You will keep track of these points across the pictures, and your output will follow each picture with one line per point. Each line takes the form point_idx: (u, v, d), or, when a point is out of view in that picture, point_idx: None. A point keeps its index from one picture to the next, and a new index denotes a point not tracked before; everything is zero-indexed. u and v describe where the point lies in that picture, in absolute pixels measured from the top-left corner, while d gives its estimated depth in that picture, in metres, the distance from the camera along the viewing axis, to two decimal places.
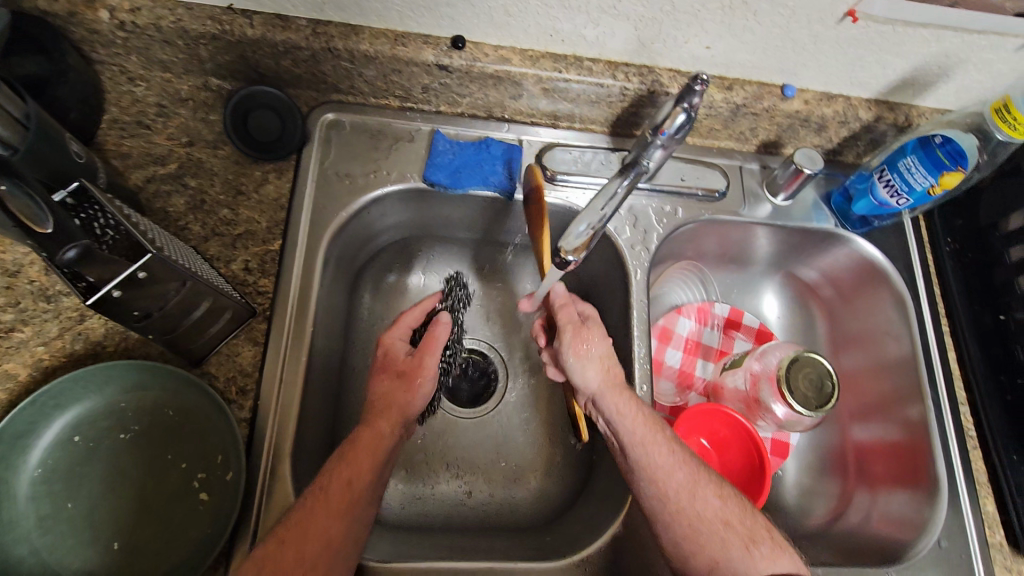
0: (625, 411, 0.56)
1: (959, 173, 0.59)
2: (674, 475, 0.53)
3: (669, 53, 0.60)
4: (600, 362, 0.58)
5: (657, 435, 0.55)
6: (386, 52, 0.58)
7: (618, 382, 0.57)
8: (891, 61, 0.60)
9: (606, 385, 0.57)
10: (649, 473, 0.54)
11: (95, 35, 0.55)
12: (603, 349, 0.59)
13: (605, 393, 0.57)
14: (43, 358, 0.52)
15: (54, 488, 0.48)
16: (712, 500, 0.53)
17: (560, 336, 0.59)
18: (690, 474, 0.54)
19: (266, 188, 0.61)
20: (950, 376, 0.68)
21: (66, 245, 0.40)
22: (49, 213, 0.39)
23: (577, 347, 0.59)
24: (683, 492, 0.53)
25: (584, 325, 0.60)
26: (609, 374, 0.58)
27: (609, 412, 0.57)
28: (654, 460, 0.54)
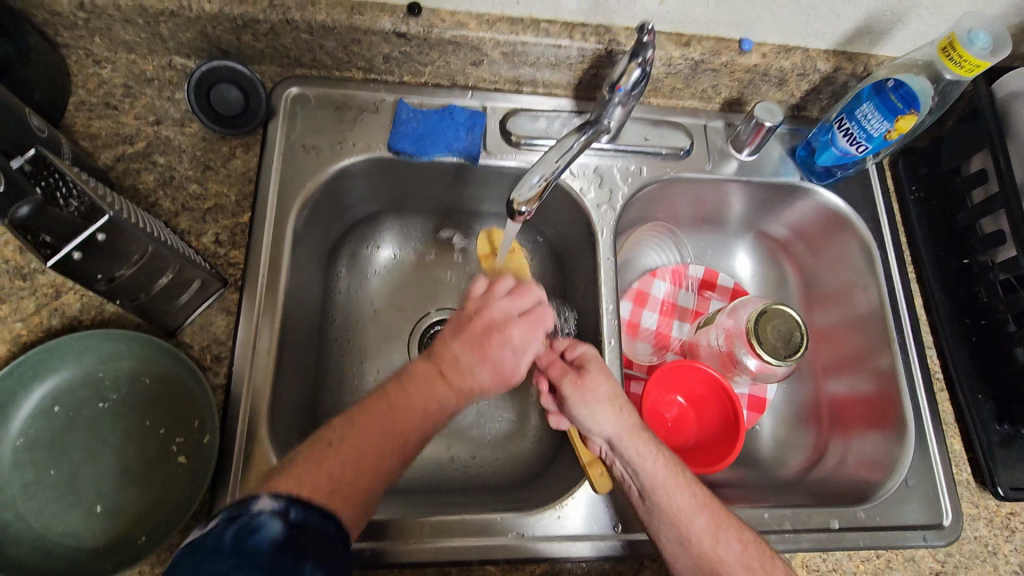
0: (646, 455, 0.52)
1: (913, 116, 0.60)
2: (696, 522, 0.51)
3: (623, 10, 0.61)
4: (609, 406, 0.54)
5: (674, 479, 0.52)
6: (343, 21, 0.59)
7: (635, 422, 0.54)
8: (843, 9, 0.61)
9: (617, 428, 0.53)
10: (670, 518, 0.51)
11: (58, 17, 0.57)
12: (610, 390, 0.55)
13: (619, 439, 0.53)
14: (21, 333, 0.54)
15: (37, 456, 0.50)
16: (734, 544, 0.50)
17: (563, 387, 0.55)
18: (713, 517, 0.51)
19: (234, 162, 0.62)
20: (916, 322, 0.69)
21: (18, 203, 0.40)
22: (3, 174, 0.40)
23: (581, 392, 0.55)
24: (705, 539, 0.50)
25: (585, 368, 0.56)
26: (620, 417, 0.54)
27: (623, 457, 0.53)
28: (673, 507, 0.51)
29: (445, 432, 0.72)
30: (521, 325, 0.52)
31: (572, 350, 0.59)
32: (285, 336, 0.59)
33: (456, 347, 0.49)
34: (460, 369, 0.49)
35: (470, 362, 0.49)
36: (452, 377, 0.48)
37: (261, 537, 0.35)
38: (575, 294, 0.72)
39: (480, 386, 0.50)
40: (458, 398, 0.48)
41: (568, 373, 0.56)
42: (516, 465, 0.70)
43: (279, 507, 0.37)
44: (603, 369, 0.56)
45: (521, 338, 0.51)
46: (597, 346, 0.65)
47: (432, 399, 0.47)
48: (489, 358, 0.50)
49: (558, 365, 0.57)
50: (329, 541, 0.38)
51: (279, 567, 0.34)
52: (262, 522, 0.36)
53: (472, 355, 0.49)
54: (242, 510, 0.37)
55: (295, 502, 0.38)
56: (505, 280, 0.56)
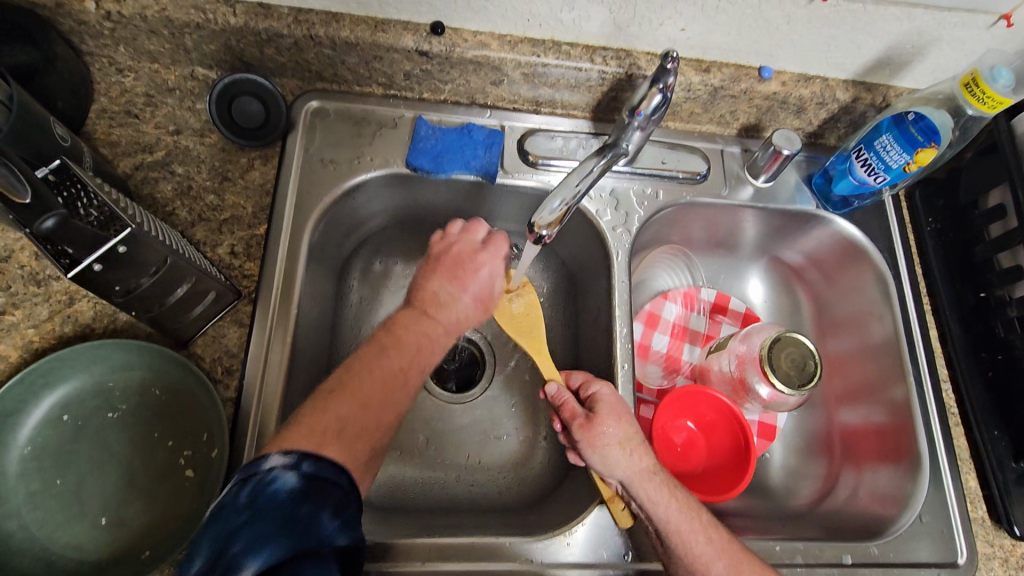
0: (657, 500, 0.53)
1: (933, 149, 0.59)
2: (713, 568, 0.50)
3: (645, 36, 0.61)
4: (619, 449, 0.55)
5: (691, 524, 0.52)
6: (367, 38, 0.59)
7: (647, 466, 0.54)
8: (865, 41, 0.61)
9: (629, 472, 0.54)
10: (687, 565, 0.51)
11: (84, 26, 0.57)
12: (620, 433, 0.55)
13: (631, 483, 0.54)
14: (34, 339, 0.53)
15: (43, 465, 0.49)
16: None
17: (573, 431, 0.57)
18: (730, 564, 0.51)
19: (252, 174, 0.62)
20: (932, 355, 0.68)
21: (44, 215, 0.40)
22: (28, 186, 0.39)
23: (591, 437, 0.56)
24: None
25: (595, 412, 0.57)
26: (631, 459, 0.54)
27: (637, 500, 0.54)
28: (690, 554, 0.51)
29: (452, 451, 0.71)
30: (486, 252, 0.58)
31: (585, 391, 0.60)
32: (297, 350, 0.59)
33: (434, 283, 0.55)
34: (439, 300, 0.54)
35: (450, 296, 0.55)
36: (438, 313, 0.54)
37: (277, 490, 0.37)
38: (587, 315, 0.72)
39: (463, 315, 0.55)
40: (449, 333, 0.54)
41: (578, 416, 0.57)
42: (523, 486, 0.69)
43: (290, 462, 0.39)
44: (615, 409, 0.57)
45: (491, 265, 0.58)
46: (609, 369, 0.64)
47: (423, 332, 0.52)
48: (466, 287, 0.56)
49: (569, 408, 0.58)
50: (345, 493, 0.40)
51: (294, 517, 0.36)
52: (276, 477, 0.37)
53: (450, 287, 0.55)
54: (254, 469, 0.38)
55: (308, 456, 0.39)
56: (480, 225, 0.60)
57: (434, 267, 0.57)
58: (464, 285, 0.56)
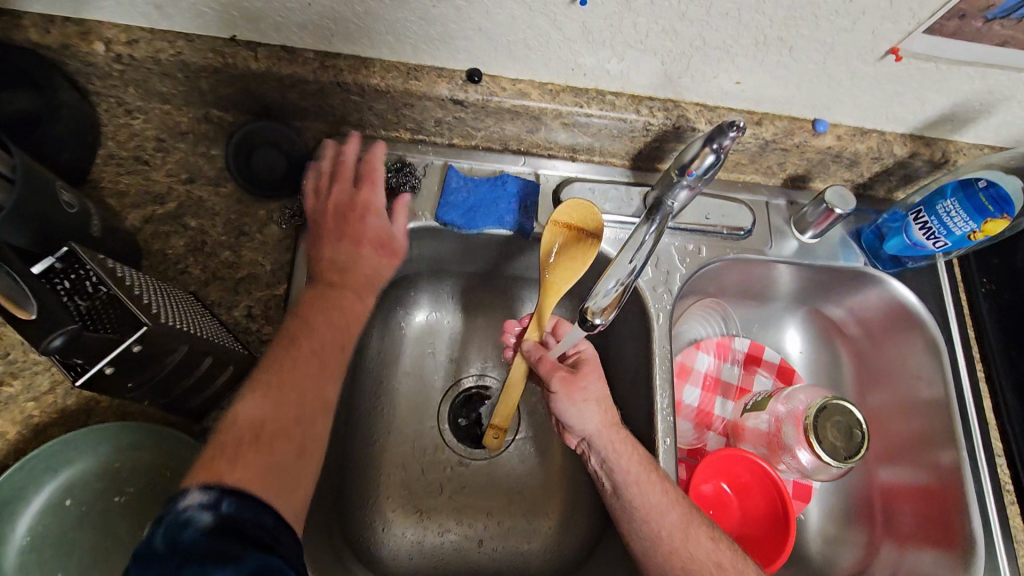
0: (620, 452, 0.54)
1: (1003, 220, 0.56)
2: (667, 517, 0.52)
3: (697, 87, 0.57)
4: (595, 406, 0.55)
5: (648, 475, 0.53)
6: (398, 86, 0.55)
7: (616, 423, 0.55)
8: (932, 97, 0.57)
9: (599, 427, 0.54)
10: (642, 515, 0.52)
11: (91, 68, 0.52)
12: (598, 391, 0.55)
13: (598, 435, 0.54)
14: (34, 414, 0.49)
15: (44, 558, 0.46)
16: (704, 541, 0.51)
17: (552, 386, 0.55)
18: (683, 514, 0.52)
19: (270, 228, 0.58)
20: (985, 426, 0.65)
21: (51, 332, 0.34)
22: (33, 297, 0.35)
23: (571, 391, 0.55)
24: (675, 534, 0.51)
25: (579, 368, 0.56)
26: (602, 416, 0.55)
27: (600, 452, 0.54)
28: (645, 503, 0.52)
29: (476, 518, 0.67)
30: (373, 188, 0.56)
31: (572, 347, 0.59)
32: None
33: (322, 249, 0.53)
34: (348, 267, 0.53)
35: (357, 255, 0.53)
36: (346, 280, 0.52)
37: (192, 534, 0.34)
38: (622, 375, 0.68)
39: (372, 272, 0.54)
40: (360, 293, 0.52)
41: (560, 369, 0.56)
42: (551, 555, 0.65)
43: (209, 500, 0.36)
44: (595, 369, 0.57)
45: (382, 206, 0.56)
46: (648, 440, 0.61)
47: (331, 307, 0.50)
48: (363, 242, 0.54)
49: (553, 360, 0.56)
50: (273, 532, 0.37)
51: (223, 548, 0.33)
52: (191, 518, 0.34)
53: (343, 248, 0.53)
54: (168, 509, 0.35)
55: (229, 494, 0.37)
56: (352, 145, 0.56)
57: (322, 230, 0.54)
58: (363, 242, 0.54)
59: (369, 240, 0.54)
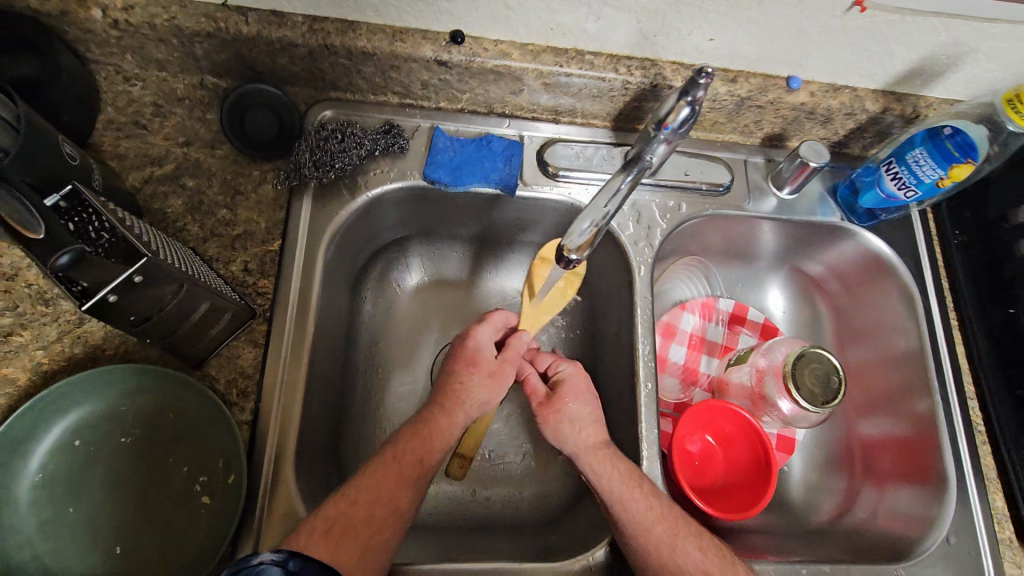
0: (601, 472, 0.54)
1: (969, 164, 0.58)
2: (653, 533, 0.51)
3: (672, 46, 0.59)
4: (571, 426, 0.57)
5: (631, 491, 0.53)
6: (384, 48, 0.57)
7: (596, 443, 0.56)
8: (899, 51, 0.59)
9: (577, 447, 0.56)
10: (629, 532, 0.52)
11: (89, 34, 0.55)
12: (575, 412, 0.58)
13: (577, 456, 0.56)
14: (43, 361, 0.52)
15: (56, 494, 0.48)
16: (693, 552, 0.51)
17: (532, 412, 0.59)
18: (670, 528, 0.52)
19: (264, 187, 0.60)
20: (958, 371, 0.68)
21: (60, 251, 0.37)
22: (42, 220, 0.37)
23: (547, 413, 0.58)
24: (662, 549, 0.51)
25: (557, 391, 0.59)
26: (580, 436, 0.56)
27: (584, 473, 0.55)
28: (630, 519, 0.52)
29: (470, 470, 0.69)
30: (487, 327, 0.60)
31: (551, 371, 0.62)
32: (313, 371, 0.58)
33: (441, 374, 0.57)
34: (451, 386, 0.55)
35: (465, 381, 0.55)
36: (447, 398, 0.54)
37: None
38: (608, 330, 0.70)
39: (473, 393, 0.55)
40: (456, 413, 0.54)
41: (538, 394, 0.59)
42: (542, 502, 0.68)
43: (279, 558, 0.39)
44: (575, 390, 0.59)
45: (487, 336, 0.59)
46: (630, 387, 0.63)
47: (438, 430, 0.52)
48: (479, 366, 0.56)
49: (531, 384, 0.60)
50: None
51: None
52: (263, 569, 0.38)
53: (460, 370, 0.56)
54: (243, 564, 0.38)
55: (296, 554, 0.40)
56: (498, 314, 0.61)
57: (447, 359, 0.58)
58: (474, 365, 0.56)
59: (482, 367, 0.56)
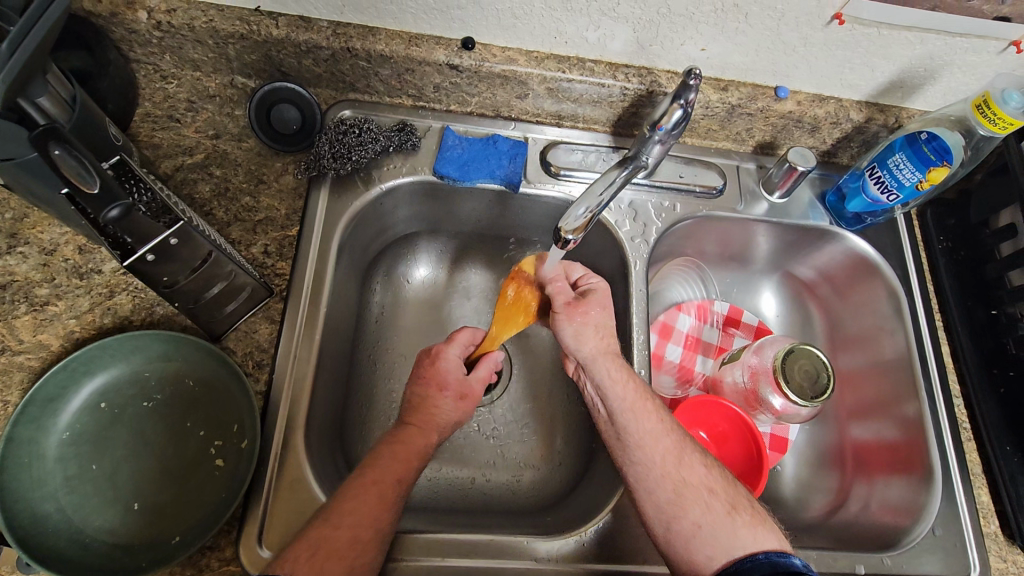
0: (616, 380, 0.57)
1: (944, 168, 0.62)
2: (661, 443, 0.55)
3: (667, 55, 0.64)
4: (594, 330, 0.59)
5: (642, 403, 0.57)
6: (400, 52, 0.62)
7: (612, 351, 0.59)
8: (879, 64, 0.64)
9: (595, 351, 0.58)
10: (636, 440, 0.55)
11: (134, 35, 0.60)
12: (600, 319, 0.59)
13: (593, 360, 0.58)
14: (75, 329, 0.56)
15: (81, 451, 0.51)
16: (698, 468, 0.54)
17: (555, 307, 0.60)
18: (676, 442, 0.55)
19: (285, 178, 0.65)
20: (944, 370, 0.70)
21: (111, 205, 0.42)
22: (98, 175, 0.40)
23: (572, 313, 0.59)
24: (669, 458, 0.54)
25: (586, 297, 0.60)
26: (600, 342, 0.58)
27: (596, 377, 0.58)
28: (639, 431, 0.56)
29: (470, 456, 0.71)
30: (455, 344, 0.63)
31: (581, 282, 0.62)
32: (324, 348, 0.61)
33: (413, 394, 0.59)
34: (430, 407, 0.58)
35: (439, 405, 0.58)
36: (420, 417, 0.57)
37: None
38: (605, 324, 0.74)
39: (444, 414, 0.59)
40: (429, 431, 0.57)
41: (564, 295, 0.60)
42: (539, 489, 0.70)
43: None
44: (604, 300, 0.60)
45: (456, 352, 0.62)
46: None
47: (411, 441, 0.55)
48: (447, 387, 0.60)
49: (557, 288, 0.61)
50: None
51: None
52: None
53: (428, 391, 0.59)
54: None
55: None
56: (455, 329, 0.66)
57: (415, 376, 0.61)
58: (438, 386, 0.60)
59: (449, 386, 0.60)
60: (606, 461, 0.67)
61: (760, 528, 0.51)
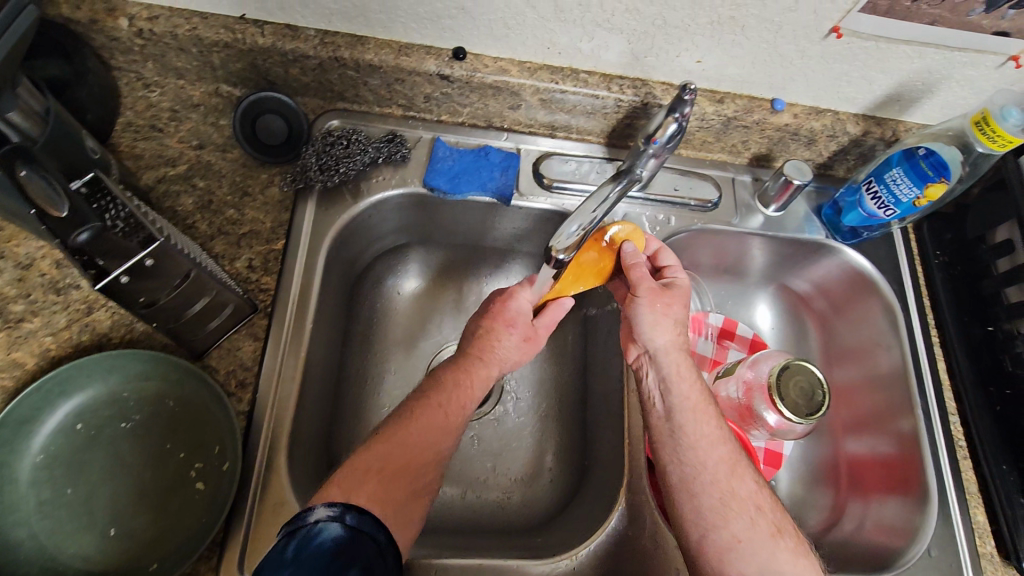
0: (683, 377, 0.56)
1: (942, 184, 0.61)
2: (716, 452, 0.53)
3: (662, 66, 0.63)
4: (671, 323, 0.57)
5: (703, 407, 0.55)
6: (390, 61, 0.61)
7: (682, 349, 0.58)
8: (876, 77, 0.63)
9: (669, 344, 0.57)
10: (689, 442, 0.54)
11: (115, 42, 0.59)
12: (680, 315, 0.58)
13: (664, 352, 0.57)
14: (50, 347, 0.54)
15: (55, 475, 0.50)
16: (749, 483, 0.53)
17: (640, 291, 0.57)
18: (731, 452, 0.54)
19: (271, 189, 0.63)
20: (939, 387, 0.69)
21: (80, 228, 0.40)
22: (67, 198, 0.40)
23: (655, 299, 0.57)
24: (720, 467, 0.53)
25: (670, 290, 0.58)
26: (675, 337, 0.57)
27: (663, 369, 0.57)
28: (696, 433, 0.54)
29: (460, 473, 0.70)
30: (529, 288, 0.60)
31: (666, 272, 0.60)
32: (310, 366, 0.59)
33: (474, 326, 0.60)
34: None
35: (501, 341, 0.58)
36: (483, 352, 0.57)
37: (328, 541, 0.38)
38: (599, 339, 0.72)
39: (504, 350, 0.58)
40: (491, 367, 0.57)
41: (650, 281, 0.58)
42: (530, 508, 0.68)
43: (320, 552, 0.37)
44: (686, 298, 0.59)
45: (528, 296, 0.60)
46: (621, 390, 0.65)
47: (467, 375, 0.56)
48: (516, 328, 0.58)
49: (645, 269, 0.59)
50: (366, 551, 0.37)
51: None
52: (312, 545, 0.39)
53: (501, 331, 0.58)
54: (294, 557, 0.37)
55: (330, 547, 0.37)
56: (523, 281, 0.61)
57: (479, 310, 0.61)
58: (509, 326, 0.58)
59: (518, 328, 0.59)
60: (599, 480, 0.66)
61: (801, 559, 0.50)
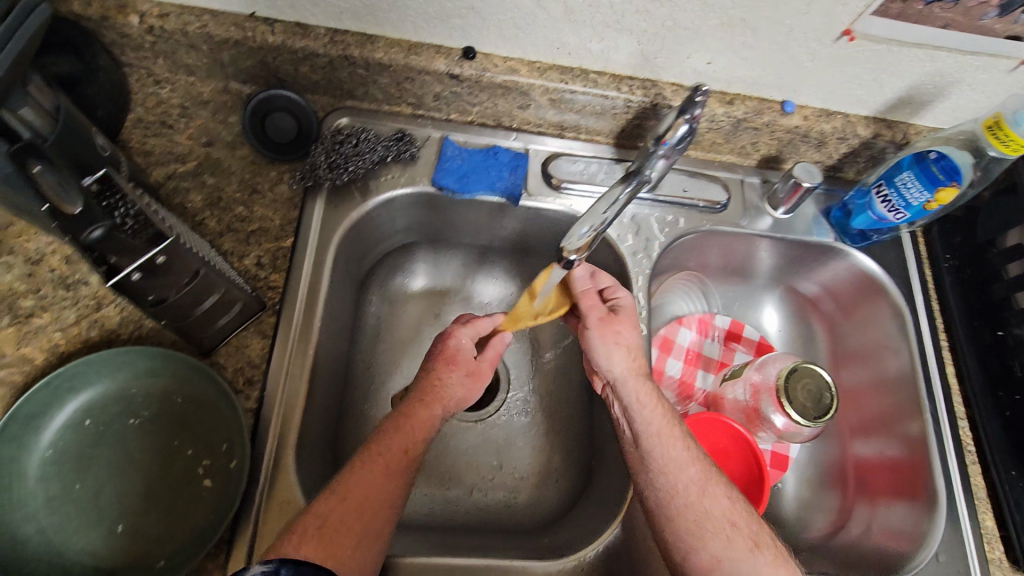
0: (644, 401, 0.57)
1: (953, 188, 0.61)
2: (686, 473, 0.53)
3: (672, 67, 0.62)
4: (624, 350, 0.59)
5: (669, 429, 0.56)
6: (400, 60, 0.61)
7: (642, 370, 0.59)
8: (888, 80, 0.62)
9: (627, 370, 0.58)
10: (660, 466, 0.54)
11: (125, 39, 0.59)
12: (632, 339, 0.60)
13: (625, 379, 0.58)
14: (60, 343, 0.54)
15: (63, 470, 0.50)
16: (722, 500, 0.52)
17: (588, 321, 0.60)
18: (702, 472, 0.54)
19: (280, 187, 0.63)
20: (948, 392, 0.69)
21: (92, 226, 0.40)
22: (78, 196, 0.40)
23: (605, 329, 0.60)
24: (693, 489, 0.53)
25: (618, 314, 0.60)
26: (631, 361, 0.59)
27: (626, 397, 0.58)
28: (664, 456, 0.54)
29: (466, 473, 0.70)
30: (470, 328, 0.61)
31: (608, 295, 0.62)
32: (317, 364, 0.59)
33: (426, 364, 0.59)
34: None
35: (443, 379, 0.58)
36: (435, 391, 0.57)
37: None
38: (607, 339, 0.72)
39: (450, 386, 0.58)
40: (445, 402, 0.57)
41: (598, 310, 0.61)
42: (536, 508, 0.68)
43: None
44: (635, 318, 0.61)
45: (468, 335, 0.61)
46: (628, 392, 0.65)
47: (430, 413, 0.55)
48: (458, 366, 0.59)
49: (591, 297, 0.61)
50: None
51: None
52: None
53: (449, 372, 0.58)
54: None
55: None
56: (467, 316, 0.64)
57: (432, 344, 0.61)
58: (451, 363, 0.59)
59: (462, 365, 0.59)
60: (605, 481, 0.65)
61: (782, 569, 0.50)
